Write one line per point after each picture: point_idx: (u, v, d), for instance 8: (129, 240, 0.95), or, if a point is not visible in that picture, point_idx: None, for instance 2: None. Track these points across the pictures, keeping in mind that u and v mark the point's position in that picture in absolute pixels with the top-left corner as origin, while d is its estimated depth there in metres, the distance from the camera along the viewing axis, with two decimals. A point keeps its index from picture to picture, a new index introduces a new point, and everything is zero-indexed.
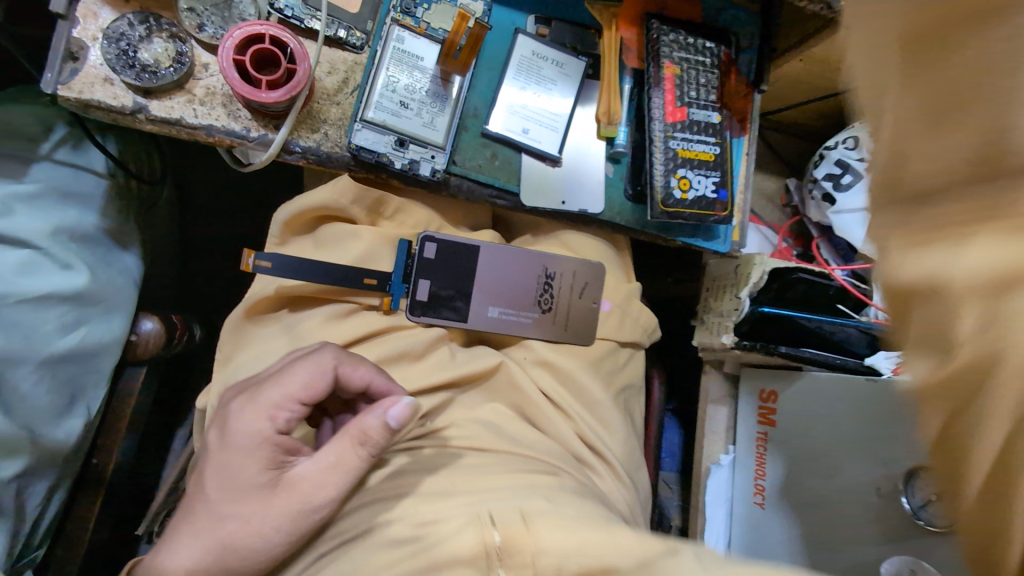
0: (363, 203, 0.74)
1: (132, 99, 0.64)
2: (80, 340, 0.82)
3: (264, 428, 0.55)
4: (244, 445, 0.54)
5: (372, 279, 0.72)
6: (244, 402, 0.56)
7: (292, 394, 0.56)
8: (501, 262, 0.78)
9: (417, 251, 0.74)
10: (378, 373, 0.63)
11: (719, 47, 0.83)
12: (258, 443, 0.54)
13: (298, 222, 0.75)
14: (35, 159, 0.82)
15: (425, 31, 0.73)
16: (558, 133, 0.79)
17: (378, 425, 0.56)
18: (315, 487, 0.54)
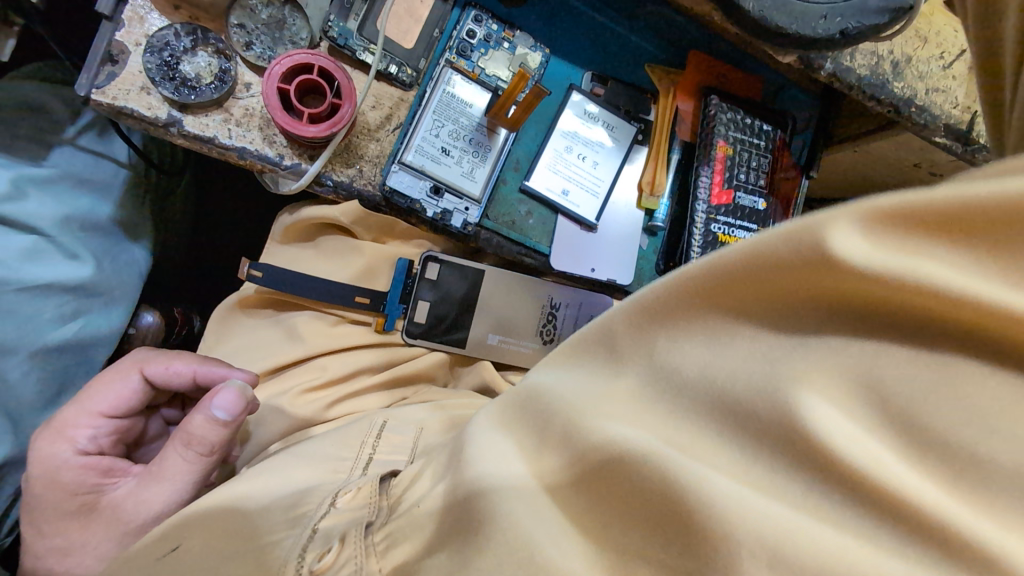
0: (365, 224, 0.69)
1: (167, 111, 0.62)
2: (77, 333, 0.80)
3: (67, 451, 0.52)
4: (57, 473, 0.51)
5: (364, 298, 0.68)
6: (48, 433, 0.53)
7: (90, 409, 0.54)
8: (507, 285, 0.74)
9: (418, 271, 0.70)
10: (207, 363, 0.58)
11: (774, 131, 0.80)
12: (66, 467, 0.51)
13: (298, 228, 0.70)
14: (57, 142, 0.80)
15: (478, 77, 0.71)
16: (599, 199, 0.76)
17: (202, 420, 0.51)
18: (134, 505, 0.50)
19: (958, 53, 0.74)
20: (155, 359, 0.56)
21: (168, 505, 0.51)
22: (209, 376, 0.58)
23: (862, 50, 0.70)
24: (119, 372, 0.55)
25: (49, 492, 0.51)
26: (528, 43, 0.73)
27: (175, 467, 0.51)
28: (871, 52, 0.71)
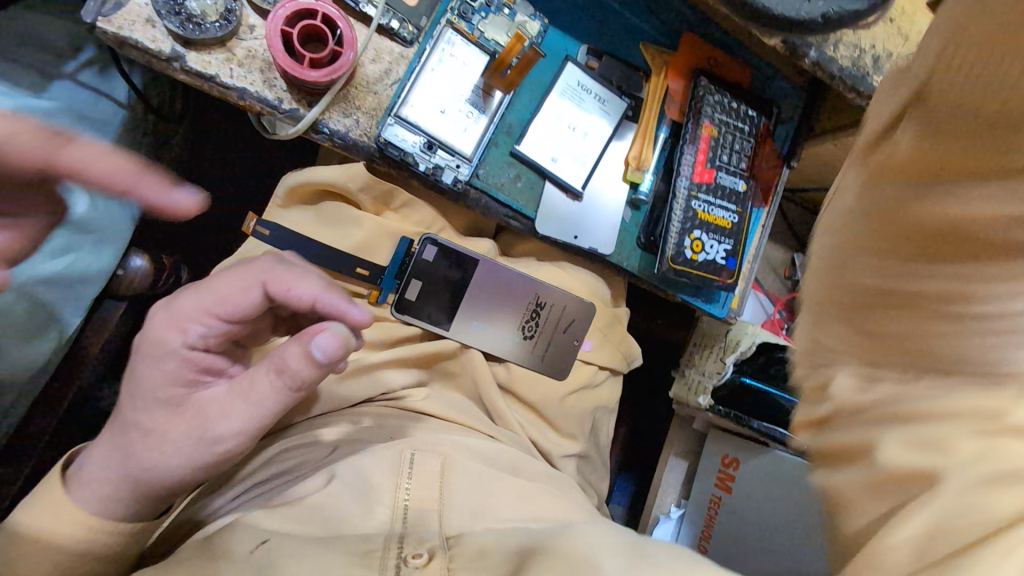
0: (372, 192, 0.75)
1: (171, 46, 0.63)
2: (65, 266, 0.82)
3: (177, 339, 0.51)
4: (163, 358, 0.51)
5: (364, 270, 0.75)
6: (166, 312, 0.51)
7: (205, 307, 0.52)
8: (496, 279, 0.78)
9: (416, 251, 0.75)
10: (329, 293, 0.56)
11: (760, 117, 0.83)
12: (170, 356, 0.51)
13: (303, 191, 0.77)
14: (58, 76, 0.80)
15: (477, 39, 0.73)
16: (586, 168, 0.79)
17: (301, 356, 0.51)
18: (218, 412, 0.51)
19: None
20: (276, 278, 0.54)
21: (243, 427, 0.52)
22: (324, 307, 0.56)
23: (845, 42, 0.73)
24: (244, 280, 0.53)
25: (148, 370, 0.51)
26: (528, 11, 0.76)
27: (263, 393, 0.52)
28: (853, 44, 0.74)
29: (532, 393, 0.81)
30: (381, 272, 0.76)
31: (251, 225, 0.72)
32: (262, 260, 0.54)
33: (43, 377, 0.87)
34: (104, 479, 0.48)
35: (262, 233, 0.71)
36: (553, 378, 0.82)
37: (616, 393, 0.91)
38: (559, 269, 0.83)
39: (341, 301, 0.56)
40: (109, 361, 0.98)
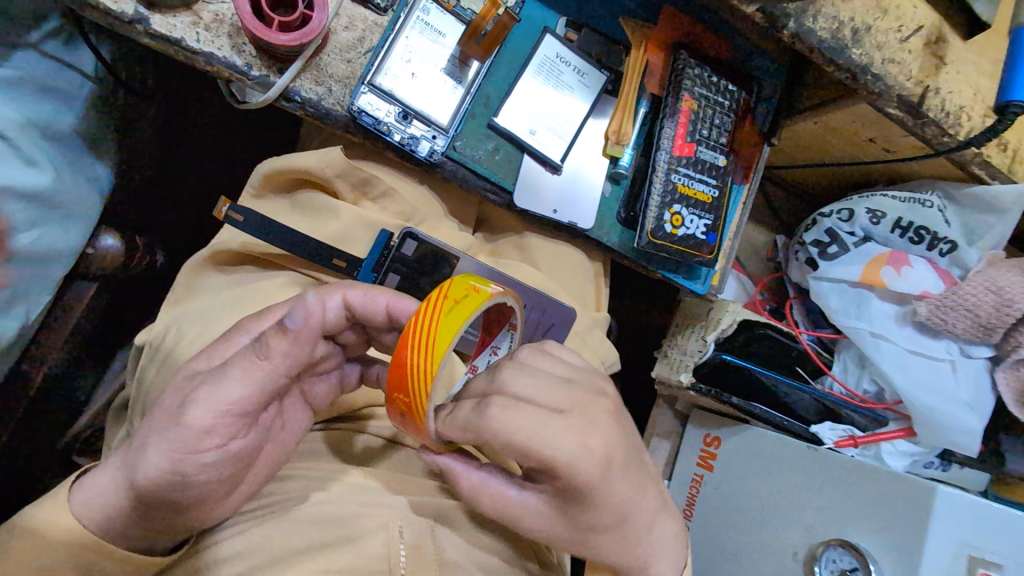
0: (349, 178, 0.74)
1: (134, 7, 0.61)
2: (34, 241, 0.78)
3: (252, 330, 0.51)
4: (229, 348, 0.51)
5: (342, 262, 0.73)
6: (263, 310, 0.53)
7: (295, 311, 0.52)
8: (475, 284, 0.76)
9: (395, 245, 0.73)
10: (403, 303, 0.53)
11: (740, 92, 0.83)
12: (240, 346, 0.51)
13: (275, 180, 0.74)
14: (20, 44, 0.76)
15: (453, 8, 0.72)
16: (565, 142, 0.78)
17: (279, 336, 0.48)
18: (213, 405, 0.45)
19: (916, 28, 0.77)
20: (358, 287, 0.53)
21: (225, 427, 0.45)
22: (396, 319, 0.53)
23: (824, 13, 0.72)
24: (329, 287, 0.52)
25: (215, 352, 0.51)
26: None
27: (231, 376, 0.47)
28: (833, 16, 0.73)
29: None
30: (357, 248, 0.74)
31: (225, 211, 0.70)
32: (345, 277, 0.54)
33: (10, 358, 0.85)
34: (111, 472, 0.46)
35: (238, 219, 0.69)
36: None
37: None
38: (533, 265, 0.82)
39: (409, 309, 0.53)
40: (79, 343, 0.97)
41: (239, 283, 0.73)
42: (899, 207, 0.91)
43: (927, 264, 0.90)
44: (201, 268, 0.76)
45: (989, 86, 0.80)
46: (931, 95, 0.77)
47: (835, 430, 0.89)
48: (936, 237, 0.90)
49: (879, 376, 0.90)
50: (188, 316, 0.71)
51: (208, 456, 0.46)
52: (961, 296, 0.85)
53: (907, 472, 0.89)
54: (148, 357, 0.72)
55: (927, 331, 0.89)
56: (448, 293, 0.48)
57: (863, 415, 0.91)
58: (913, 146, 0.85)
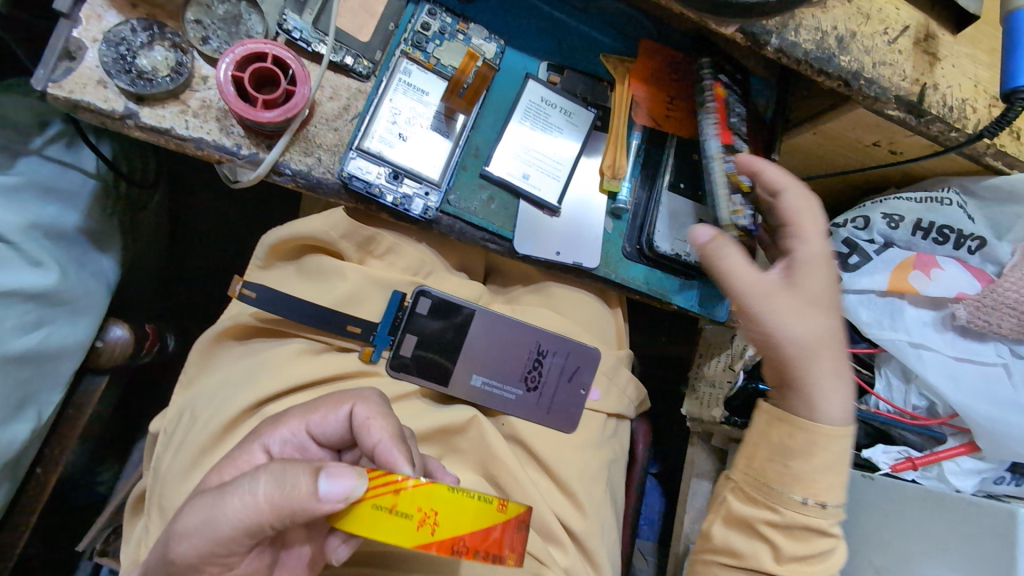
0: (354, 239, 0.73)
1: (123, 104, 0.63)
2: (39, 343, 0.79)
3: (262, 434, 0.58)
4: (241, 452, 0.58)
5: (356, 327, 0.72)
6: (277, 414, 0.60)
7: (305, 421, 0.59)
8: (497, 333, 0.75)
9: (409, 304, 0.73)
10: (393, 445, 0.54)
11: (737, 82, 0.82)
12: (249, 451, 0.58)
13: (282, 249, 0.74)
14: (25, 152, 0.79)
15: (434, 66, 0.72)
16: (560, 182, 0.77)
17: (311, 479, 0.46)
18: (194, 518, 0.50)
19: (902, 29, 0.76)
20: (363, 405, 0.58)
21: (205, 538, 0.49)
22: (381, 456, 0.54)
23: (805, 25, 0.72)
24: (337, 402, 0.59)
25: (225, 463, 0.57)
26: (483, 34, 0.75)
27: (235, 496, 0.48)
28: (815, 27, 0.72)
29: (537, 439, 0.75)
30: (359, 314, 0.73)
31: (240, 289, 0.69)
32: (358, 389, 0.59)
33: (24, 461, 0.84)
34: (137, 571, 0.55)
35: (251, 296, 0.69)
36: (562, 430, 0.77)
37: (627, 439, 0.85)
38: (553, 311, 0.79)
39: (396, 453, 0.54)
40: (95, 438, 0.96)
41: (251, 355, 0.72)
42: (917, 209, 0.87)
43: (957, 263, 0.85)
44: (213, 346, 0.74)
45: (988, 76, 0.78)
46: (930, 92, 0.75)
47: (890, 453, 0.83)
48: (962, 235, 0.85)
49: (927, 388, 0.84)
50: (203, 396, 0.70)
51: (194, 562, 0.51)
52: (1001, 293, 0.80)
53: (976, 493, 0.81)
54: (163, 445, 0.70)
55: (971, 334, 0.83)
56: (428, 495, 0.43)
57: (917, 433, 0.85)
58: (919, 145, 0.82)
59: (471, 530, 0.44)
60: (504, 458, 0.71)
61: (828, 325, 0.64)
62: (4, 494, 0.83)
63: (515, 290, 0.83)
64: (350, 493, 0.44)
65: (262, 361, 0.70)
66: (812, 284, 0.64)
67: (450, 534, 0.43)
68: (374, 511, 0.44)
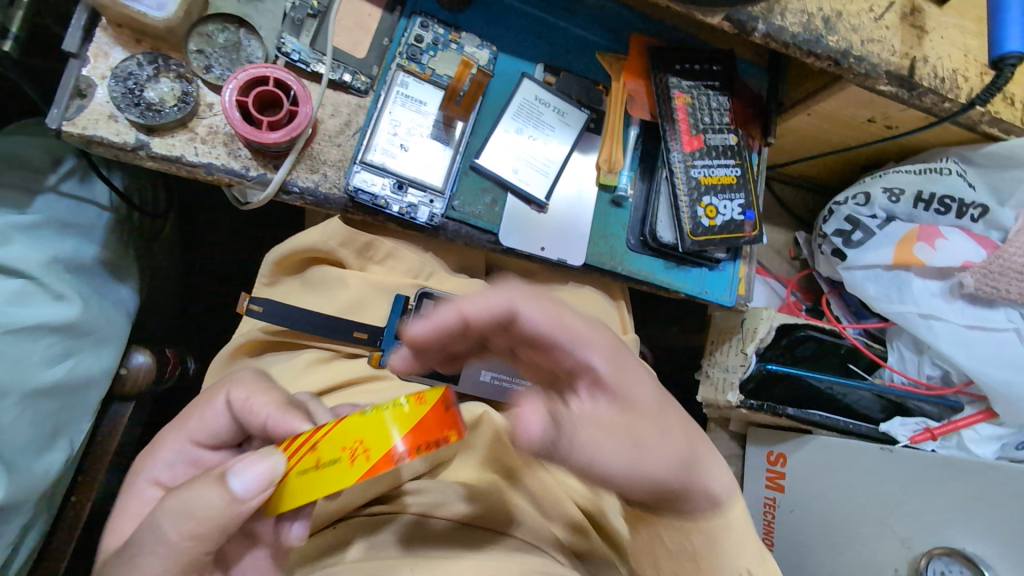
0: (353, 246, 0.74)
1: (134, 136, 0.65)
2: (67, 373, 0.80)
3: (183, 432, 0.58)
4: (142, 490, 0.56)
5: (365, 334, 0.73)
6: (151, 447, 0.58)
7: (185, 435, 0.58)
8: None
9: (413, 306, 0.73)
10: (281, 415, 0.55)
11: (725, 70, 0.83)
12: (141, 487, 0.56)
13: (290, 263, 0.76)
14: (41, 190, 0.81)
15: (430, 77, 0.74)
16: (549, 178, 0.78)
17: (219, 488, 0.46)
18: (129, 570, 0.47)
19: (887, 5, 0.76)
20: (242, 390, 0.57)
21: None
22: (276, 428, 0.54)
23: (791, 9, 0.73)
24: (210, 400, 0.58)
25: (124, 515, 0.55)
26: (475, 42, 0.77)
27: (149, 540, 0.47)
28: (800, 10, 0.73)
29: None
30: (368, 319, 0.74)
31: (246, 305, 0.71)
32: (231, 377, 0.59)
33: (60, 489, 0.86)
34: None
35: (258, 310, 0.71)
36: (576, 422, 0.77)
37: None
38: None
39: (290, 419, 0.54)
40: (125, 461, 0.98)
41: (264, 367, 0.74)
42: (916, 180, 0.87)
43: (961, 232, 0.85)
44: (228, 365, 0.76)
45: (977, 45, 0.79)
46: (920, 65, 0.76)
47: (908, 426, 0.83)
48: (964, 204, 0.85)
49: (940, 358, 0.85)
50: None
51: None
52: (1007, 259, 0.81)
53: (998, 458, 0.82)
54: None
55: (980, 301, 0.83)
56: (342, 432, 0.40)
57: (934, 404, 0.85)
58: (913, 119, 0.83)
59: (408, 429, 0.37)
60: None
61: (617, 452, 0.42)
62: (43, 522, 0.85)
63: (521, 289, 0.85)
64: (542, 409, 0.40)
65: (276, 374, 0.71)
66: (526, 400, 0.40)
67: (383, 446, 0.37)
68: (303, 477, 0.42)
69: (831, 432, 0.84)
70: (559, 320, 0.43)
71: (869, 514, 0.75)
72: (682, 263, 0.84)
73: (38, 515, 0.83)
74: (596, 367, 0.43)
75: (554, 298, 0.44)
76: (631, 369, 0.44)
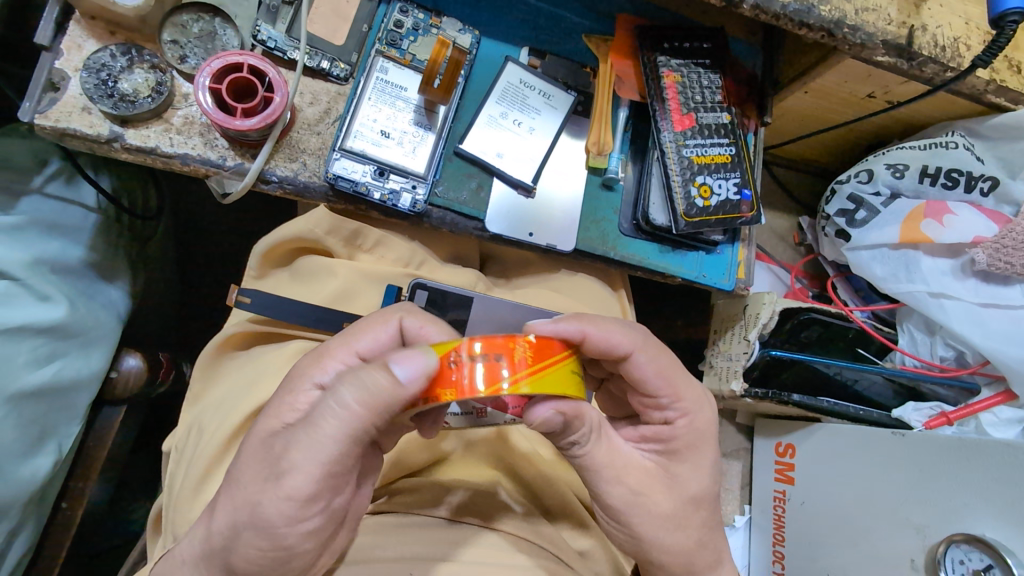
0: (340, 234, 0.72)
1: (108, 127, 0.64)
2: (53, 375, 0.79)
3: (349, 344, 0.51)
4: (291, 388, 0.50)
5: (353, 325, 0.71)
6: (318, 351, 0.52)
7: (352, 346, 0.51)
8: (496, 316, 0.73)
9: (406, 298, 0.71)
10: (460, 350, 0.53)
11: (716, 48, 0.81)
12: (303, 388, 0.50)
13: (274, 255, 0.74)
14: (26, 191, 0.80)
15: (410, 62, 0.73)
16: (536, 162, 0.76)
17: (388, 373, 0.42)
18: (300, 454, 0.44)
19: None
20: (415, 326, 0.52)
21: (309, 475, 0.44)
22: None
23: None
24: (381, 319, 0.52)
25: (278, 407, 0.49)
26: (457, 27, 0.76)
27: (325, 423, 0.44)
28: None
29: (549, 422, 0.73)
30: (353, 310, 0.72)
31: (234, 298, 0.69)
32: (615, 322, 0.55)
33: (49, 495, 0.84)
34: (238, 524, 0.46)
35: (246, 303, 0.69)
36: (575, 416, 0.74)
37: None
38: (554, 292, 0.80)
39: None
40: (118, 467, 0.96)
41: (250, 362, 0.72)
42: (921, 155, 0.84)
43: (970, 207, 0.81)
44: (215, 360, 0.74)
45: (978, 12, 0.76)
46: (919, 34, 0.73)
47: (922, 411, 0.79)
48: (973, 177, 0.82)
49: (954, 339, 0.81)
50: (208, 410, 0.70)
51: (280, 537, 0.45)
52: (1021, 233, 0.76)
53: None
54: (175, 462, 0.70)
55: (994, 279, 0.79)
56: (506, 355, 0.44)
57: (948, 388, 0.83)
58: (914, 92, 0.80)
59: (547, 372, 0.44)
60: (518, 440, 0.69)
61: (662, 501, 0.53)
62: (32, 528, 0.83)
63: (516, 279, 0.83)
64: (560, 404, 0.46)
65: (262, 367, 0.69)
66: (608, 434, 0.52)
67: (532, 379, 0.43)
68: None
69: (840, 420, 0.80)
70: (664, 376, 0.54)
71: (883, 504, 0.71)
72: (677, 246, 0.81)
73: (27, 519, 0.82)
74: (693, 410, 0.55)
75: (675, 360, 0.55)
76: (708, 439, 0.56)
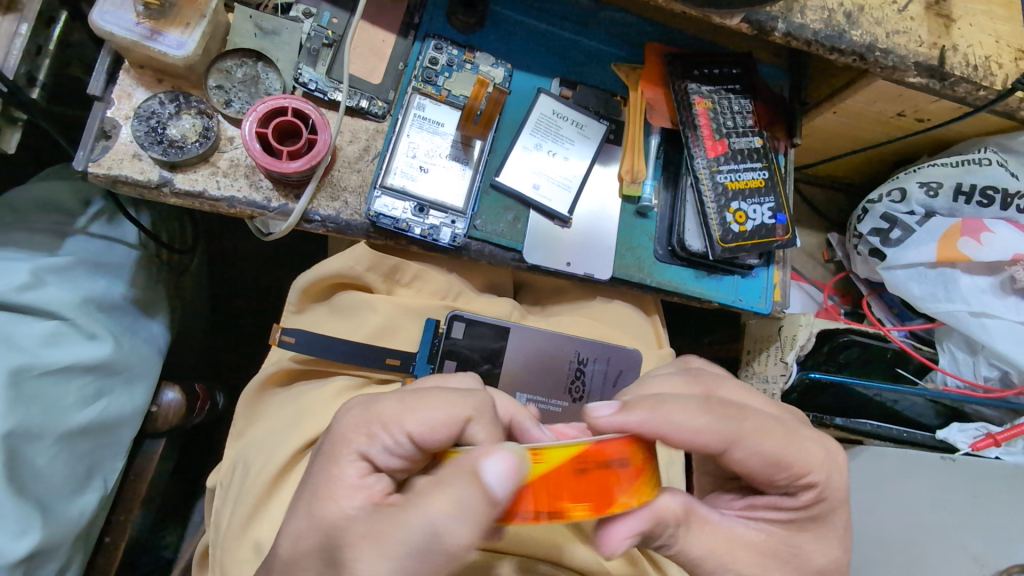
0: (380, 270, 0.73)
1: (158, 173, 0.65)
2: (101, 411, 0.80)
3: (403, 421, 0.50)
4: (343, 466, 0.50)
5: (395, 359, 0.72)
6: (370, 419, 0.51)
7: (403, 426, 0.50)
8: (533, 347, 0.74)
9: (445, 330, 0.71)
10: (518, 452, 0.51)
11: (745, 73, 0.81)
12: (350, 459, 0.50)
13: (315, 291, 0.75)
14: (70, 232, 0.83)
15: (446, 98, 0.74)
16: (571, 192, 0.77)
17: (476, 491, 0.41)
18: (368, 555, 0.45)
19: None
20: (481, 426, 0.49)
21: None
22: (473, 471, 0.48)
23: (810, 6, 0.71)
24: (436, 405, 0.49)
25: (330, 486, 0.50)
26: (490, 61, 0.77)
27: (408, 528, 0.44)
28: (819, 7, 0.71)
29: None
30: (394, 345, 0.73)
31: (278, 337, 0.70)
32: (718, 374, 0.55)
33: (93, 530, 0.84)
34: None
35: (290, 342, 0.70)
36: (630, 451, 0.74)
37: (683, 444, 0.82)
38: (592, 320, 0.80)
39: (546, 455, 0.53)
40: (157, 498, 0.97)
41: (293, 398, 0.73)
42: (954, 172, 0.83)
43: (1007, 224, 0.81)
44: (258, 396, 0.75)
45: (1009, 30, 0.76)
46: (950, 54, 0.73)
47: (967, 432, 0.78)
48: (1009, 193, 0.82)
49: (997, 357, 0.80)
50: (252, 446, 0.70)
51: None
52: None
53: None
54: (222, 498, 0.71)
55: None
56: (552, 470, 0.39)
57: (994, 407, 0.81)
58: (945, 111, 0.80)
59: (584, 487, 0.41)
60: None
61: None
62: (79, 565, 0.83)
63: (551, 307, 0.83)
64: (633, 529, 0.46)
65: (305, 405, 0.70)
66: (698, 515, 0.50)
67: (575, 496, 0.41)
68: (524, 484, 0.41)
69: (882, 442, 0.80)
70: (783, 454, 0.51)
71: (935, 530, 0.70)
72: (713, 271, 0.81)
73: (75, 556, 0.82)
74: (820, 480, 0.53)
75: (789, 432, 0.52)
76: (837, 505, 0.54)
